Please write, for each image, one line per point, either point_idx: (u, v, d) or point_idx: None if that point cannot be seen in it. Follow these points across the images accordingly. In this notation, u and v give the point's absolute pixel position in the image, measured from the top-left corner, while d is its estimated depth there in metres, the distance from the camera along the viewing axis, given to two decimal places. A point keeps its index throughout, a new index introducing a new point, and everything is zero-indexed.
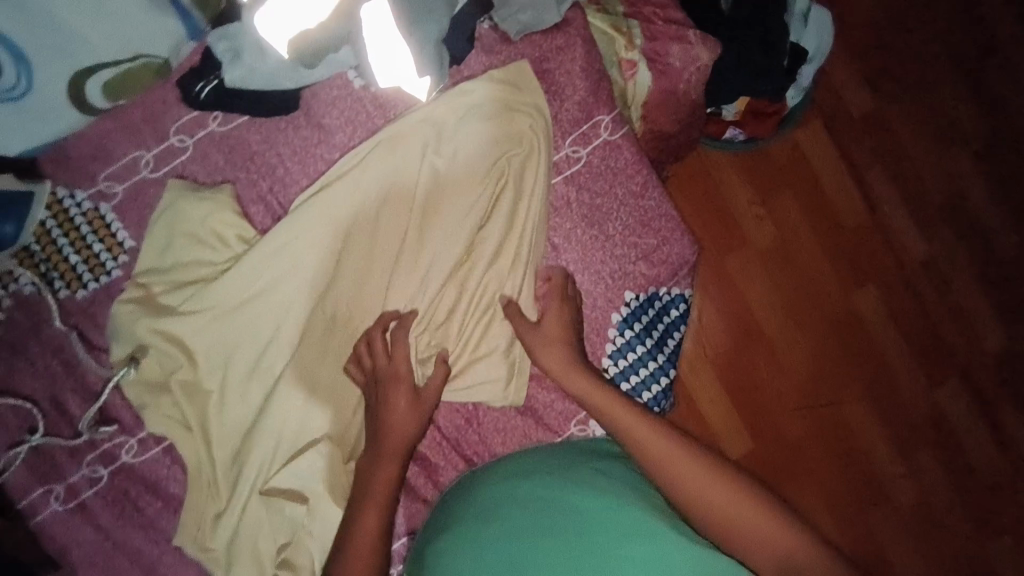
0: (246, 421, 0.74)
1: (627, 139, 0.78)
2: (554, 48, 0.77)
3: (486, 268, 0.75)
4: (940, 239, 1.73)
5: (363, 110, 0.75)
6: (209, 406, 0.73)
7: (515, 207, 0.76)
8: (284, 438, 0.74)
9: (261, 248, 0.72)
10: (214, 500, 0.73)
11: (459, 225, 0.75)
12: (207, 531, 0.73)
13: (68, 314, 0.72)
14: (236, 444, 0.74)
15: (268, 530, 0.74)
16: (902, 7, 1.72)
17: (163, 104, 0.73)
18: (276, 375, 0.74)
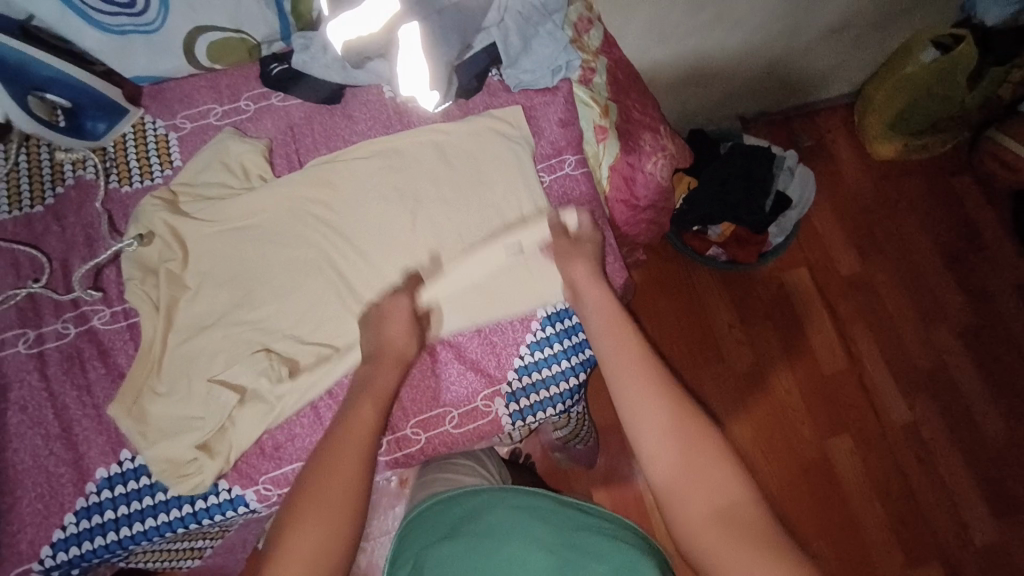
0: (207, 323, 0.84)
1: (585, 175, 0.96)
2: (542, 103, 0.99)
3: (450, 244, 0.88)
4: (924, 406, 1.62)
5: (386, 112, 0.96)
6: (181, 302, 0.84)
7: (487, 203, 0.90)
8: (239, 341, 0.83)
9: (271, 187, 0.88)
10: (155, 379, 0.81)
11: (435, 206, 0.89)
12: (141, 404, 0.79)
13: (109, 201, 0.89)
14: (185, 340, 0.83)
15: (196, 417, 0.79)
16: (894, 184, 1.81)
17: (246, 78, 0.95)
18: (248, 289, 0.86)
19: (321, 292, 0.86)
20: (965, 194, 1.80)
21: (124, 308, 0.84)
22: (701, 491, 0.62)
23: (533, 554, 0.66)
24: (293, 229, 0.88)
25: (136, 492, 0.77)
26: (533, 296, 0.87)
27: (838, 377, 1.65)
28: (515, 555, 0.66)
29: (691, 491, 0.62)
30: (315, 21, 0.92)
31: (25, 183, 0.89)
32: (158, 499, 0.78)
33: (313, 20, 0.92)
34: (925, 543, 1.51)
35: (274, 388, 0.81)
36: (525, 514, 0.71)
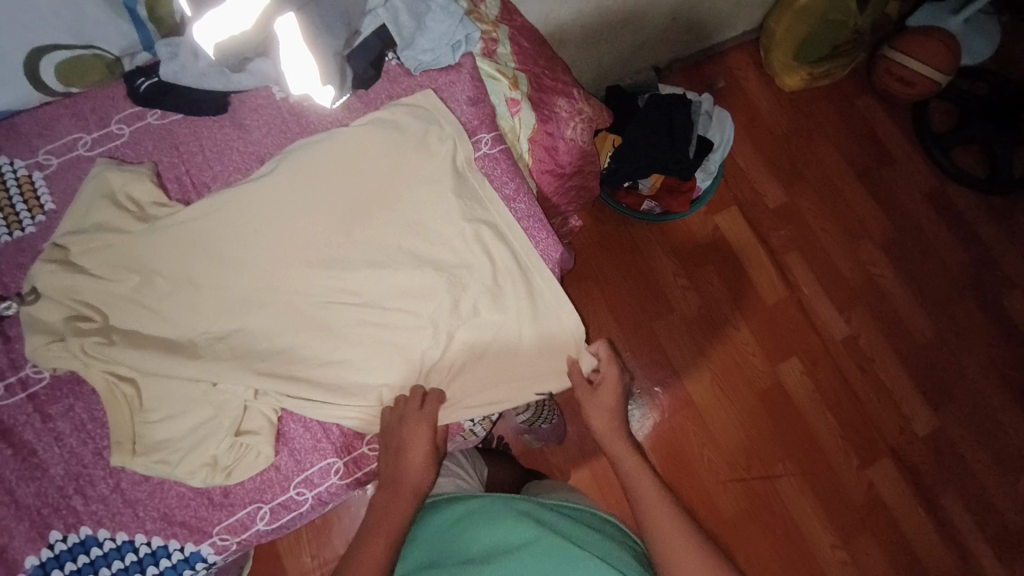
0: (142, 377, 0.76)
1: (505, 152, 0.92)
2: (447, 82, 0.93)
3: (398, 239, 0.85)
4: (859, 319, 1.72)
5: (280, 116, 0.88)
6: (100, 359, 0.75)
7: (424, 192, 0.86)
8: (193, 377, 0.76)
9: (167, 219, 0.81)
10: (135, 420, 0.75)
11: (371, 203, 0.85)
12: (134, 445, 0.75)
13: None
14: (136, 394, 0.76)
15: (197, 446, 0.75)
16: (805, 113, 1.87)
17: (111, 99, 0.85)
18: (181, 332, 0.79)
19: (255, 323, 0.80)
20: (870, 113, 1.88)
21: (21, 376, 0.75)
22: (691, 555, 0.75)
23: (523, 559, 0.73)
24: (203, 262, 0.80)
25: (91, 565, 0.73)
26: (503, 267, 0.86)
27: (781, 307, 1.72)
28: (506, 564, 0.72)
29: (691, 561, 0.75)
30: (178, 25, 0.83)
31: None
32: (118, 566, 0.74)
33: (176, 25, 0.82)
34: (878, 445, 1.62)
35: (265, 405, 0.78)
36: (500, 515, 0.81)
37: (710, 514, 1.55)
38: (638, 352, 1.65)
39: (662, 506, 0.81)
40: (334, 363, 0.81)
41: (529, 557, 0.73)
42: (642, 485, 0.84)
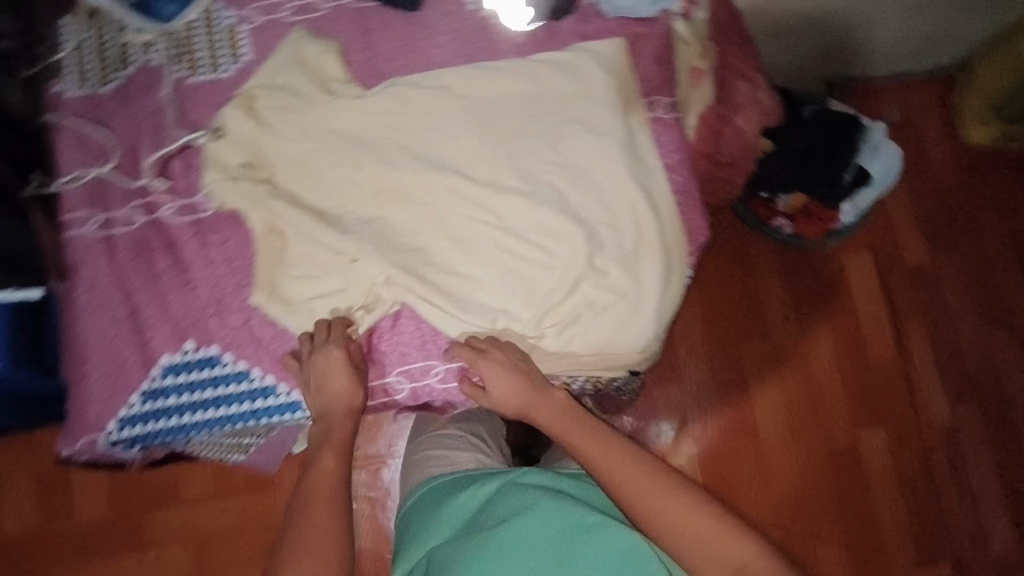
0: (295, 234, 0.83)
1: (676, 122, 0.89)
2: (638, 34, 0.89)
3: (552, 182, 0.86)
4: (966, 409, 1.58)
5: (468, 27, 0.88)
6: (266, 209, 0.82)
7: (588, 142, 0.86)
8: (340, 251, 0.83)
9: (348, 101, 0.84)
10: (276, 274, 0.83)
11: (536, 141, 0.86)
12: (274, 292, 0.83)
13: (176, 90, 0.84)
14: (284, 249, 0.83)
15: (326, 312, 0.84)
16: (980, 173, 1.68)
17: None
18: (334, 205, 0.84)
19: (397, 220, 0.85)
20: None
21: (193, 202, 0.82)
22: (669, 501, 0.74)
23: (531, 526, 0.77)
24: (365, 150, 0.84)
25: (209, 381, 0.82)
26: (642, 240, 0.85)
27: (883, 368, 1.60)
28: (514, 528, 0.77)
29: (662, 497, 0.74)
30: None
31: (93, 61, 0.84)
32: (232, 390, 0.82)
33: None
34: (938, 541, 1.51)
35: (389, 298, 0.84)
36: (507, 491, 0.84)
37: None
38: (718, 368, 1.59)
39: (618, 457, 0.78)
40: (458, 280, 0.85)
41: (537, 523, 0.77)
42: (586, 426, 0.82)
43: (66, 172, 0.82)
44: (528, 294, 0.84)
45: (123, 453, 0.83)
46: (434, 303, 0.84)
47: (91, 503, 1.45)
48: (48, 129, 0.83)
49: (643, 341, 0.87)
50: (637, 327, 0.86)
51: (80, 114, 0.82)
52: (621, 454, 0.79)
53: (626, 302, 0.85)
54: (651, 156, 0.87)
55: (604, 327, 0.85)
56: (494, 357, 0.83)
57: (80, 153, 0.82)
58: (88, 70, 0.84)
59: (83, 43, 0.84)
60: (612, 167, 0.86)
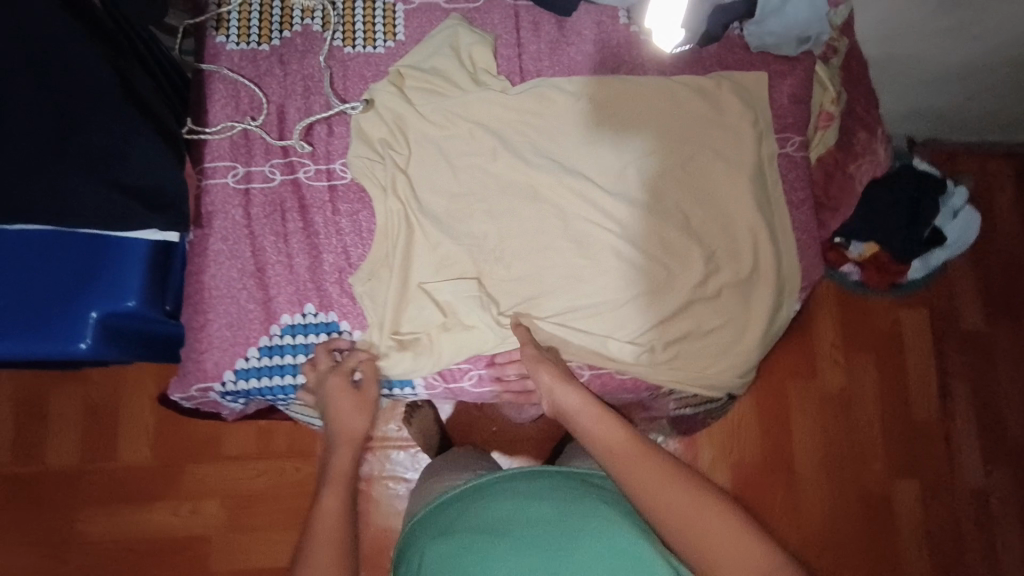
0: (424, 216, 0.84)
1: (805, 161, 0.92)
2: (777, 71, 0.92)
3: (676, 200, 0.87)
4: (998, 476, 1.59)
5: (617, 41, 0.92)
6: (403, 186, 0.84)
7: (718, 166, 0.87)
8: (467, 239, 0.85)
9: (493, 93, 0.87)
10: (392, 253, 0.83)
11: (665, 158, 0.88)
12: (390, 270, 0.82)
13: (331, 58, 0.87)
14: (408, 229, 0.84)
15: (432, 301, 0.83)
16: None
17: None
18: (462, 193, 0.85)
19: (523, 216, 0.86)
20: None
21: (330, 168, 0.85)
22: (679, 493, 0.63)
23: (530, 533, 0.68)
24: (502, 144, 0.86)
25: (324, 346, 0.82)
26: (759, 271, 0.87)
27: (927, 427, 1.60)
28: (513, 537, 0.68)
29: (671, 485, 0.64)
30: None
31: (254, 21, 0.87)
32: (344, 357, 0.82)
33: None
34: None
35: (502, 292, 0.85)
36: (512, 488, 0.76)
37: None
38: (762, 402, 1.57)
39: (628, 442, 0.69)
40: (576, 285, 0.85)
41: (540, 531, 0.68)
42: (594, 417, 0.74)
43: (214, 122, 0.84)
44: (644, 309, 0.85)
45: (226, 405, 0.84)
46: (550, 303, 0.85)
47: (128, 447, 1.30)
48: (200, 78, 0.85)
49: (747, 368, 0.87)
50: (744, 354, 0.86)
51: (237, 68, 0.85)
52: (633, 440, 0.70)
53: (737, 327, 0.86)
54: (777, 190, 0.89)
55: (711, 349, 0.86)
56: (605, 361, 0.86)
57: (231, 106, 0.84)
58: (249, 27, 0.86)
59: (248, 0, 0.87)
60: (739, 194, 0.87)
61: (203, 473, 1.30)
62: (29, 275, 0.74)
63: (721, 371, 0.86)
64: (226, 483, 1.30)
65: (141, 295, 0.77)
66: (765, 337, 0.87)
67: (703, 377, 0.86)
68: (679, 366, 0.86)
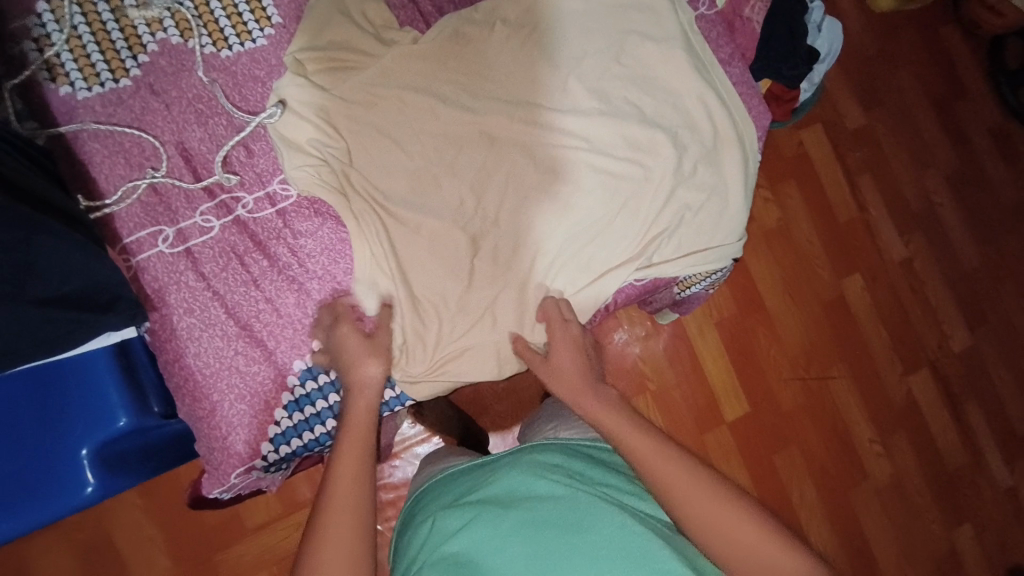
0: (392, 204, 0.77)
1: (718, 18, 0.95)
2: None
3: (619, 97, 0.85)
4: (916, 243, 1.73)
5: None
6: (358, 177, 0.76)
7: (645, 50, 0.86)
8: (444, 211, 0.78)
9: (404, 47, 0.79)
10: (380, 255, 0.76)
11: (592, 58, 0.84)
12: (386, 273, 0.76)
13: (210, 68, 0.76)
14: (385, 223, 0.76)
15: (442, 287, 0.78)
16: (892, 29, 1.77)
17: None
18: (416, 163, 0.78)
19: (483, 166, 0.80)
20: (949, 44, 1.81)
21: (270, 191, 0.76)
22: (702, 491, 0.59)
23: (553, 507, 0.63)
24: (432, 100, 0.79)
25: None
26: (715, 140, 0.88)
27: (858, 226, 1.69)
28: (529, 510, 0.63)
29: (704, 496, 0.59)
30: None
31: (97, 58, 0.73)
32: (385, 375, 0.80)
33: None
34: (919, 357, 1.69)
35: (502, 250, 0.79)
36: (535, 462, 0.70)
37: (771, 410, 1.54)
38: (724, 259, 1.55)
39: (648, 440, 0.64)
40: (563, 217, 0.81)
41: (564, 508, 0.62)
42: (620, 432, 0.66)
43: (111, 187, 0.72)
44: (634, 214, 0.84)
45: (269, 476, 0.77)
46: (546, 245, 0.81)
47: (142, 565, 1.03)
48: (65, 141, 0.71)
49: (737, 234, 0.90)
50: (733, 218, 0.89)
51: (106, 117, 0.73)
52: (650, 439, 0.64)
53: (721, 197, 0.87)
54: (707, 54, 0.90)
55: (704, 226, 0.87)
56: (619, 279, 0.84)
57: (122, 163, 0.72)
58: (94, 66, 0.73)
59: (77, 35, 0.73)
60: (674, 71, 0.87)
61: (241, 553, 1.06)
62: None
63: (718, 245, 0.89)
64: (269, 556, 1.06)
65: (129, 408, 0.67)
66: (741, 198, 0.89)
67: (705, 257, 0.88)
68: (680, 256, 0.87)
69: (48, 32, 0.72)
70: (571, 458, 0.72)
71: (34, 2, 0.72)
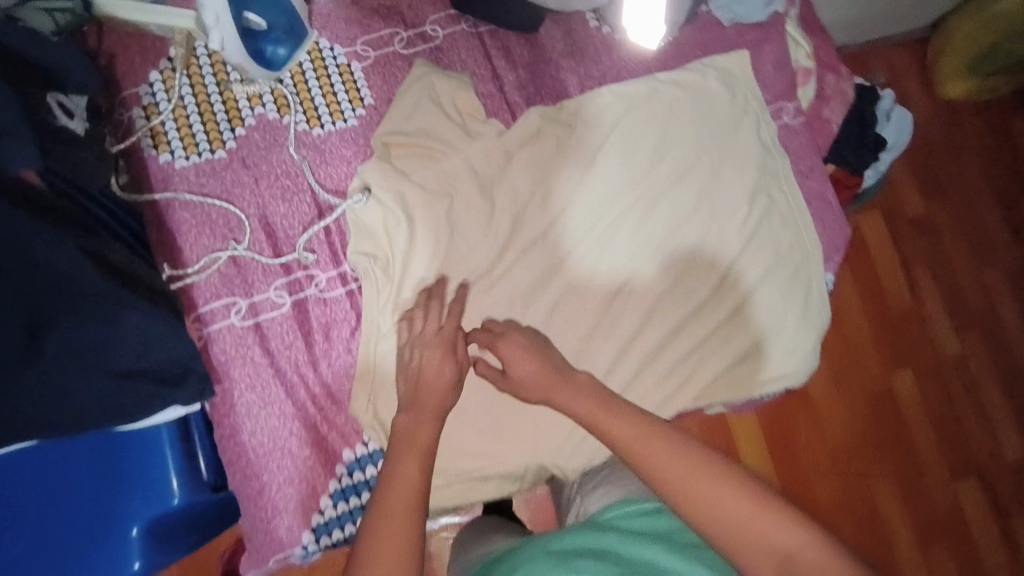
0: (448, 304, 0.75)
1: (803, 127, 0.92)
2: (754, 40, 0.92)
3: (689, 209, 0.83)
4: (974, 340, 1.56)
5: (593, 45, 0.87)
6: (411, 276, 0.76)
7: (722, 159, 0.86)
8: (499, 314, 0.77)
9: (483, 140, 0.80)
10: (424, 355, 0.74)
11: (666, 167, 0.84)
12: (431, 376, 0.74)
13: (301, 145, 0.78)
14: None
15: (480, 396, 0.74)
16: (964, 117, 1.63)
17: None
18: (476, 264, 0.78)
19: (541, 273, 0.79)
20: None
21: (342, 271, 0.76)
22: (718, 487, 0.53)
23: None
24: (502, 200, 0.80)
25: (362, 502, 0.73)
26: (788, 257, 0.85)
27: (914, 321, 1.53)
28: None
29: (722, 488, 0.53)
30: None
31: (198, 129, 0.76)
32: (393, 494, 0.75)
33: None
34: (967, 463, 1.47)
35: None
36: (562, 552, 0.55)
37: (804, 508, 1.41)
38: None
39: (653, 441, 0.57)
40: (618, 333, 0.79)
41: None
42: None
43: (194, 256, 0.74)
44: (696, 338, 0.81)
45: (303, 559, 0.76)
46: (596, 365, 0.78)
47: None
48: (157, 208, 0.74)
49: (807, 360, 0.83)
50: (805, 342, 0.83)
51: (198, 186, 0.75)
52: (652, 436, 0.57)
53: (791, 322, 0.83)
54: (784, 166, 0.88)
55: (768, 355, 0.82)
56: (669, 409, 0.80)
57: (207, 233, 0.74)
58: (193, 136, 0.76)
59: (182, 104, 0.76)
60: (754, 182, 0.85)
61: None
62: (53, 497, 0.65)
63: (785, 372, 0.83)
64: None
65: (183, 480, 0.68)
66: (811, 323, 0.84)
67: (770, 383, 0.82)
68: (743, 379, 0.82)
69: (156, 101, 0.76)
70: (602, 542, 0.56)
71: (147, 72, 0.76)
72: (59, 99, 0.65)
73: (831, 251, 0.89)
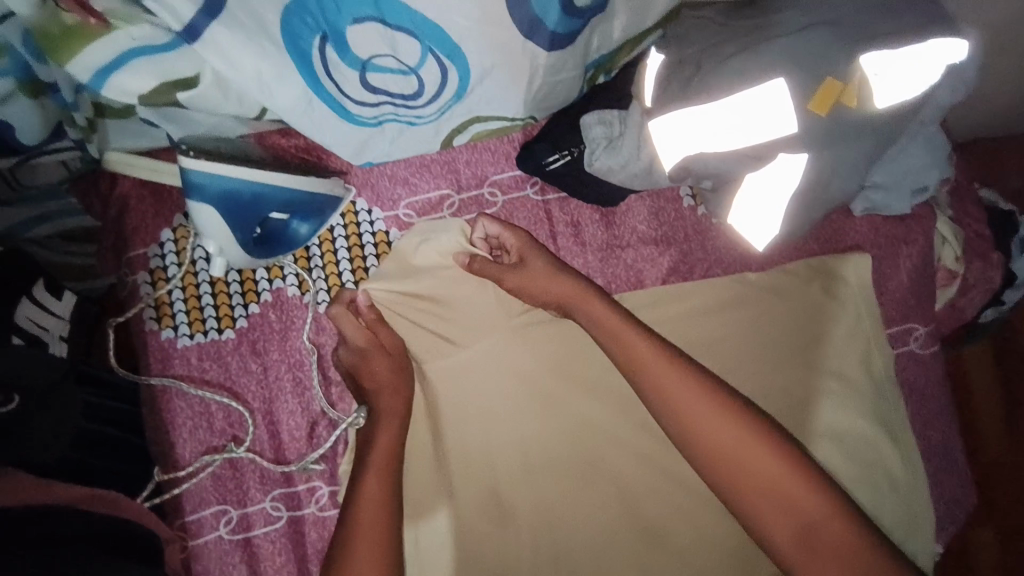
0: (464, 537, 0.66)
1: (935, 357, 0.74)
2: (890, 237, 0.73)
3: None
4: None
5: (683, 230, 0.72)
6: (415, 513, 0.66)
7: (817, 395, 0.71)
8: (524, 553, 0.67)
9: (527, 343, 0.69)
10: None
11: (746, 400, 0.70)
12: None
13: (320, 330, 0.67)
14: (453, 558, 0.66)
15: None
16: None
17: (493, 155, 0.70)
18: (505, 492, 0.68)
19: (577, 513, 0.68)
20: None
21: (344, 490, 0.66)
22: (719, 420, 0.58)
23: None
24: (543, 420, 0.69)
25: None
26: (890, 530, 0.69)
27: None
28: None
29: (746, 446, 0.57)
30: (630, 83, 0.65)
31: (207, 303, 0.66)
32: None
33: (625, 76, 0.65)
34: None
35: None
36: None
37: None
38: None
39: (671, 373, 0.59)
40: None
41: None
42: None
43: (189, 454, 0.65)
44: None
45: None
46: None
47: None
48: (153, 393, 0.65)
49: None
50: None
51: (199, 372, 0.66)
52: (674, 370, 0.60)
53: None
54: (901, 411, 0.72)
55: None
56: None
57: (204, 429, 0.66)
58: (202, 312, 0.66)
59: (193, 269, 0.66)
60: (856, 431, 0.70)
61: None
62: None
63: None
64: None
65: None
66: None
67: None
68: None
69: (165, 264, 0.66)
70: None
71: (158, 229, 0.66)
72: (34, 319, 0.54)
73: (944, 518, 0.73)
